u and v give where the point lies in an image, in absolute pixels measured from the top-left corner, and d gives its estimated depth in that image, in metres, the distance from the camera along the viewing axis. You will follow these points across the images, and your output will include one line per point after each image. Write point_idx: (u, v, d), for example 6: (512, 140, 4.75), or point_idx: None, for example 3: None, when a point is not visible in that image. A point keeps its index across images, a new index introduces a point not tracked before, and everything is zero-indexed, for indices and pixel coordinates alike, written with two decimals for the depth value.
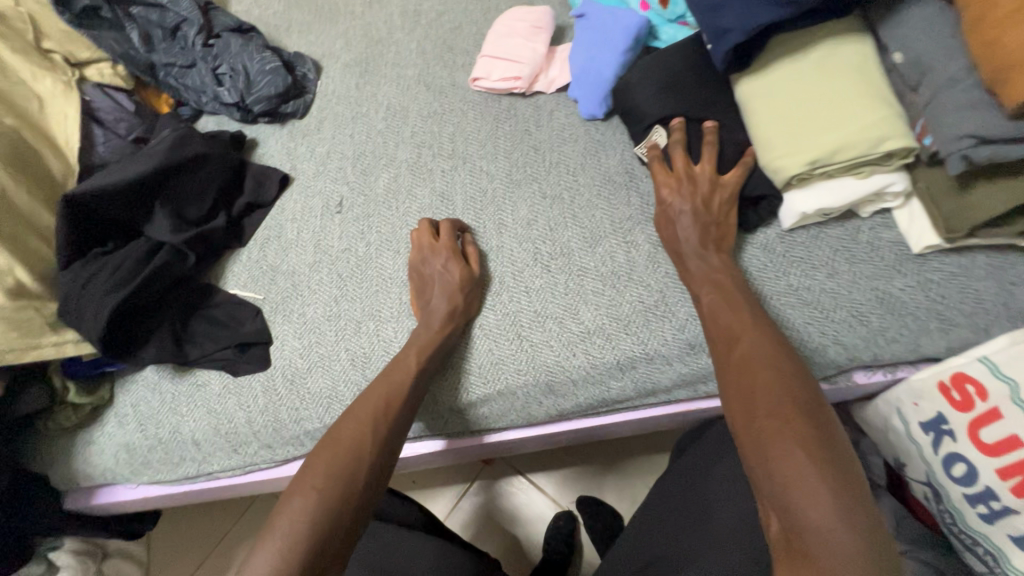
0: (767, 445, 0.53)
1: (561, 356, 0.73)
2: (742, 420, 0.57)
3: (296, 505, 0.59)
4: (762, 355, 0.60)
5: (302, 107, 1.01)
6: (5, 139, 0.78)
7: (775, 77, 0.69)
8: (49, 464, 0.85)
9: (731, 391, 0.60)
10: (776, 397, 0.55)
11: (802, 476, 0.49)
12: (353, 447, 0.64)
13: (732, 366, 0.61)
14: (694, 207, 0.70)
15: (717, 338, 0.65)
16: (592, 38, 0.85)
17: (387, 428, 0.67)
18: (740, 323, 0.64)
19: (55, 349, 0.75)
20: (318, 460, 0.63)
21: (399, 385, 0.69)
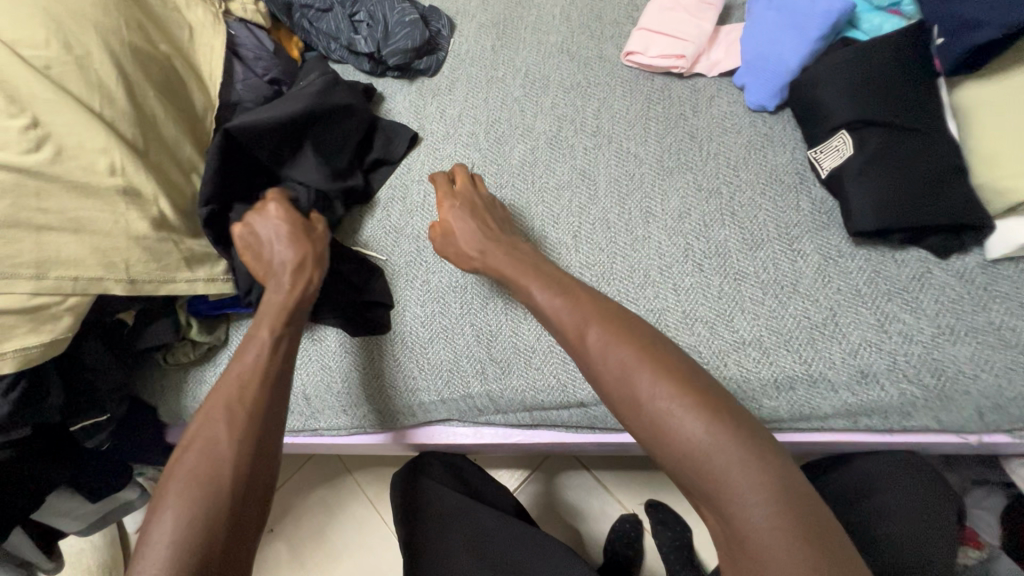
0: (668, 433, 0.49)
1: (712, 363, 0.67)
2: (629, 413, 0.52)
3: (163, 524, 0.49)
4: (615, 334, 0.54)
5: (434, 64, 0.96)
6: (157, 65, 0.77)
7: (1015, 86, 0.60)
8: (160, 396, 0.85)
9: (608, 385, 0.53)
10: (648, 374, 0.51)
11: (709, 448, 0.47)
12: (206, 445, 0.54)
13: (592, 358, 0.55)
14: (469, 209, 0.73)
15: (564, 333, 0.58)
16: (775, 21, 0.77)
17: (243, 425, 0.55)
18: (579, 311, 0.57)
19: (187, 286, 0.73)
20: (176, 474, 0.53)
21: (230, 385, 0.58)
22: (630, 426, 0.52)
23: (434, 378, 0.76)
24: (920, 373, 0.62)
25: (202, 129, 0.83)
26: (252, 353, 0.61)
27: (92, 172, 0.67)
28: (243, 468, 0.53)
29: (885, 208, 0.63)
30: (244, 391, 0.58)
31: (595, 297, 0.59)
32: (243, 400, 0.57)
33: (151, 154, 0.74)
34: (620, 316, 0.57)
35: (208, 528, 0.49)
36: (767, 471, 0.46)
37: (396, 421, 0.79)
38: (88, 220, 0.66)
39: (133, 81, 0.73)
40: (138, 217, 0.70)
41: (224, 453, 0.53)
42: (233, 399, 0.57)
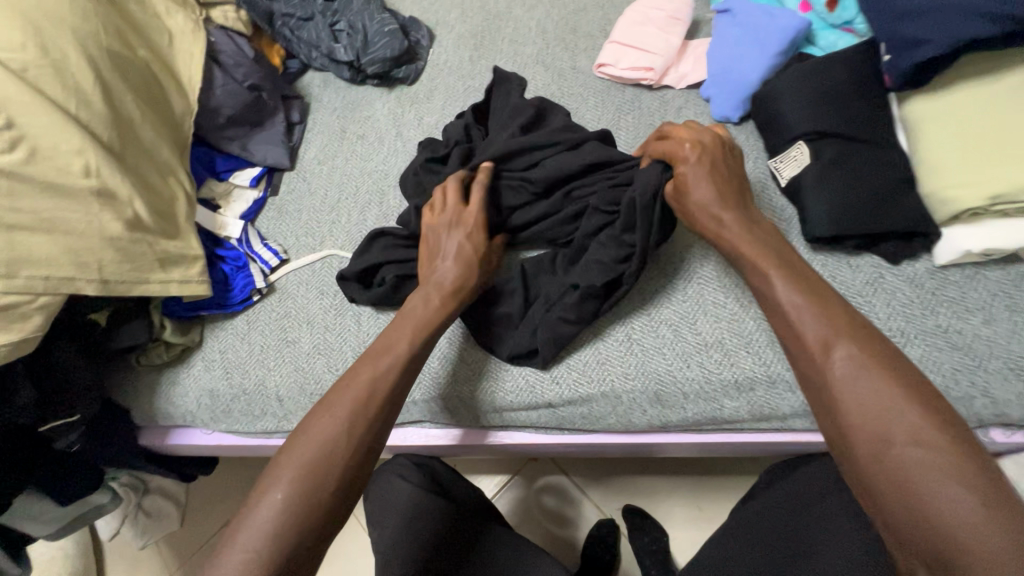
0: (913, 478, 0.45)
1: (674, 365, 0.69)
2: (868, 445, 0.48)
3: (269, 506, 0.54)
4: (873, 363, 0.51)
5: (413, 73, 0.98)
6: (136, 70, 0.79)
7: (955, 101, 0.64)
8: (133, 398, 0.85)
9: (855, 408, 0.49)
10: (911, 411, 0.47)
11: (956, 501, 0.43)
12: (321, 451, 0.57)
13: (834, 373, 0.51)
14: (713, 172, 0.66)
15: (807, 348, 0.54)
16: (738, 37, 0.81)
17: (354, 436, 0.58)
18: (836, 324, 0.53)
19: (161, 288, 0.74)
20: (288, 465, 0.57)
21: (357, 389, 0.60)
22: (848, 455, 0.49)
23: (512, 369, 0.73)
24: None
25: (181, 133, 0.84)
26: (386, 363, 0.63)
27: (66, 174, 0.68)
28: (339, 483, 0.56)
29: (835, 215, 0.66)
30: (370, 404, 0.60)
31: (852, 317, 0.55)
32: (368, 405, 0.60)
33: (127, 157, 0.75)
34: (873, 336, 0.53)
35: (300, 532, 0.54)
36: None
37: (461, 416, 0.76)
38: (61, 221, 0.67)
39: (111, 85, 0.75)
40: (112, 218, 0.70)
41: (334, 466, 0.57)
42: (359, 409, 0.59)
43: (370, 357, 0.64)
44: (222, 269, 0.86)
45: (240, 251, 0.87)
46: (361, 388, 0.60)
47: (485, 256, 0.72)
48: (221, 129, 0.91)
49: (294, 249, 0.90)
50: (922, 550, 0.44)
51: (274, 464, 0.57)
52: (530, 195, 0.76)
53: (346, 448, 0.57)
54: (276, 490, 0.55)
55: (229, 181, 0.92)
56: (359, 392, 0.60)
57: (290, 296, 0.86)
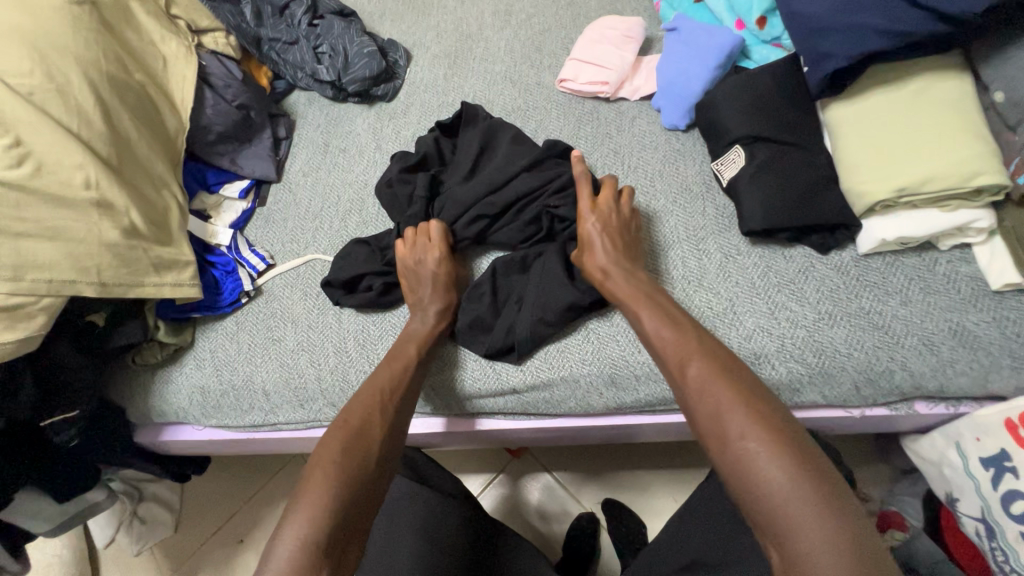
0: (747, 469, 0.50)
1: (628, 351, 0.75)
2: (715, 443, 0.54)
3: (327, 471, 0.59)
4: (717, 373, 0.57)
5: (391, 91, 1.05)
6: (133, 92, 0.86)
7: (867, 106, 0.71)
8: (129, 396, 0.91)
9: (703, 414, 0.56)
10: (743, 412, 0.53)
11: (778, 487, 0.49)
12: (359, 430, 0.65)
13: (692, 390, 0.58)
14: (607, 223, 0.75)
15: (667, 362, 0.62)
16: (683, 53, 0.88)
17: (387, 415, 0.68)
18: (682, 345, 0.62)
19: (155, 290, 0.80)
20: (333, 438, 0.63)
21: (380, 382, 0.71)
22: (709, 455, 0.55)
23: (479, 361, 0.79)
24: (804, 353, 0.71)
25: (174, 149, 0.91)
26: (401, 364, 0.73)
27: (68, 186, 0.75)
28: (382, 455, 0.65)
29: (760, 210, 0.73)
30: (393, 392, 0.70)
31: (699, 335, 0.62)
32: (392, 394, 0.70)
33: (125, 170, 0.82)
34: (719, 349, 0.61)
35: (358, 489, 0.60)
36: (841, 527, 0.46)
37: (435, 405, 0.82)
38: (63, 229, 0.73)
39: (110, 106, 0.82)
40: (110, 226, 0.77)
41: (373, 438, 0.65)
42: (385, 398, 0.69)
43: (387, 360, 0.73)
44: (212, 274, 0.91)
45: (229, 257, 0.94)
46: (385, 382, 0.71)
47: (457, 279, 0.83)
48: (212, 145, 0.98)
49: (281, 254, 0.96)
50: (761, 531, 0.50)
51: (320, 444, 0.63)
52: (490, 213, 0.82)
53: (379, 425, 0.66)
54: (324, 457, 0.61)
55: (220, 194, 0.99)
56: (382, 386, 0.70)
57: (276, 298, 0.92)
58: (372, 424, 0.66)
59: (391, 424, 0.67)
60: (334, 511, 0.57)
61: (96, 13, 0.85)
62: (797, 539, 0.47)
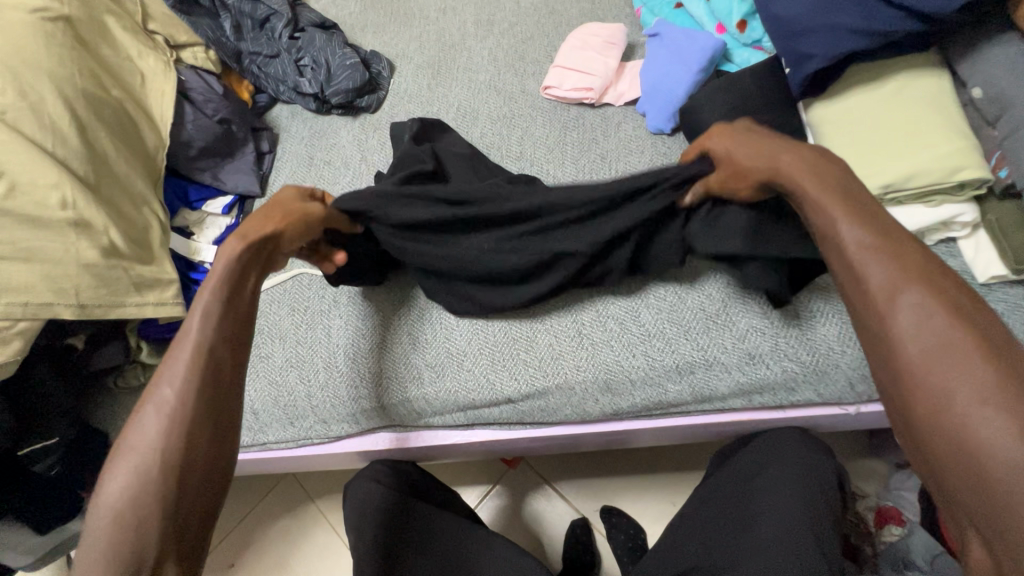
0: (977, 443, 0.39)
1: (621, 356, 0.75)
2: (925, 400, 0.43)
3: (107, 489, 0.50)
4: (947, 310, 0.44)
5: (375, 102, 1.04)
6: (110, 108, 0.84)
7: (848, 105, 0.71)
8: (111, 421, 0.88)
9: (914, 357, 0.44)
10: (984, 372, 0.41)
11: (1018, 471, 0.38)
12: (145, 421, 0.52)
13: (904, 329, 0.45)
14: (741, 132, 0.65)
15: (864, 295, 0.48)
16: (666, 57, 0.89)
17: (182, 401, 0.52)
18: (907, 272, 0.47)
19: (136, 309, 0.78)
20: (121, 442, 0.52)
21: (195, 354, 0.54)
22: (906, 406, 0.44)
23: (472, 371, 0.78)
24: (797, 352, 0.71)
25: (153, 165, 0.89)
26: (206, 322, 0.56)
27: (44, 206, 0.73)
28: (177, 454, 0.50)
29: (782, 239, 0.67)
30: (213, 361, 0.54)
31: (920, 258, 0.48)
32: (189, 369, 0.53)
33: (103, 189, 0.80)
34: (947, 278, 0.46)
35: (139, 511, 0.48)
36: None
37: (427, 417, 0.81)
38: (38, 249, 0.71)
39: (85, 122, 0.80)
40: (88, 246, 0.75)
41: (155, 438, 0.51)
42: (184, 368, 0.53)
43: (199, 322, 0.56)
44: (195, 291, 0.90)
45: None
46: (196, 342, 0.55)
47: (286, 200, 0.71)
48: (193, 161, 0.96)
49: None
50: (962, 510, 0.40)
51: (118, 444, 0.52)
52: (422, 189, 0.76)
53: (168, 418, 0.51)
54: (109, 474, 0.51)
55: (202, 210, 0.97)
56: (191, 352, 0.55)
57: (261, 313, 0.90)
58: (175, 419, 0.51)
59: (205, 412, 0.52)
60: (115, 530, 0.48)
61: (70, 29, 0.83)
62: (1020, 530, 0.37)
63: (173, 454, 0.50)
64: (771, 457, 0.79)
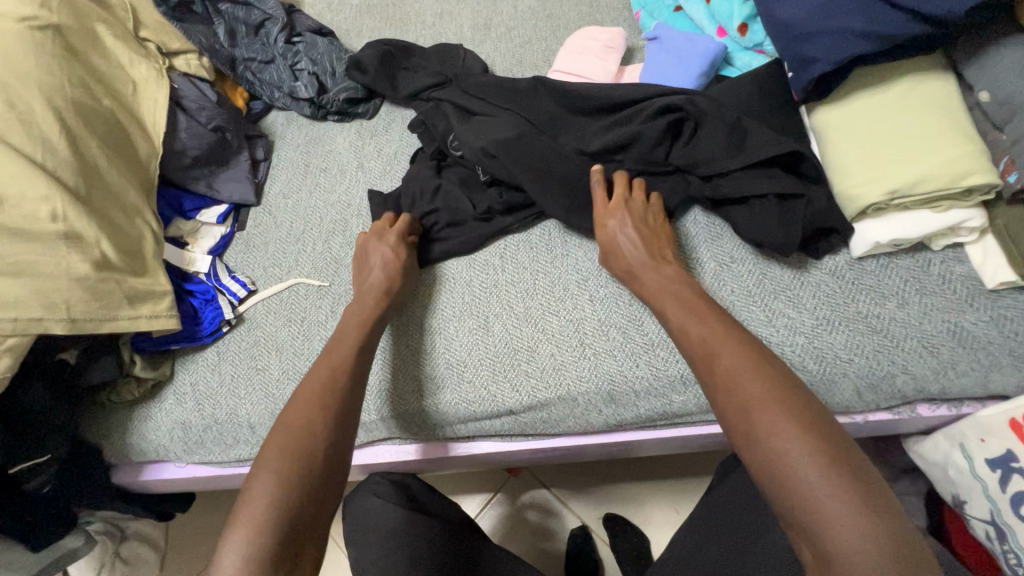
0: (779, 468, 0.47)
1: (625, 366, 0.74)
2: (742, 433, 0.51)
3: (265, 476, 0.55)
4: (751, 367, 0.53)
5: (372, 108, 1.03)
6: (101, 118, 0.83)
7: (853, 108, 0.70)
8: (105, 435, 0.86)
9: (729, 401, 0.53)
10: (777, 410, 0.49)
11: (811, 484, 0.46)
12: (293, 421, 0.59)
13: (720, 386, 0.54)
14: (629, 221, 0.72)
15: (696, 359, 0.58)
16: (667, 61, 0.88)
17: (330, 402, 0.61)
18: (716, 338, 0.57)
19: (130, 323, 0.76)
20: (275, 439, 0.58)
21: (321, 377, 0.64)
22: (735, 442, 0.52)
23: (473, 382, 0.77)
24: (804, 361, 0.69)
25: (146, 174, 0.88)
26: (342, 348, 0.68)
27: (33, 220, 0.71)
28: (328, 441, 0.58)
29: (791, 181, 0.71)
30: (337, 385, 0.63)
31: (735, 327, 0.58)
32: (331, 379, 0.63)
33: (94, 200, 0.78)
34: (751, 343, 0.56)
35: (303, 486, 0.54)
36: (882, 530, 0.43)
37: (421, 431, 0.79)
38: (28, 263, 0.70)
39: (76, 133, 0.78)
40: (79, 258, 0.73)
41: (316, 429, 0.59)
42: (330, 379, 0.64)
43: (327, 351, 0.68)
44: (191, 303, 0.88)
45: (208, 285, 0.90)
46: (333, 365, 0.66)
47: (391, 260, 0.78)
48: (187, 170, 0.95)
49: (262, 279, 0.93)
50: (787, 522, 0.47)
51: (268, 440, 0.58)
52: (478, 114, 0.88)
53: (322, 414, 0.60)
54: (262, 473, 0.55)
55: (196, 219, 0.96)
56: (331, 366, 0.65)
57: (259, 325, 0.89)
58: (313, 422, 0.59)
59: (340, 422, 0.60)
60: (277, 511, 0.52)
61: (59, 38, 0.81)
62: (822, 529, 0.45)
63: (315, 448, 0.57)
64: None
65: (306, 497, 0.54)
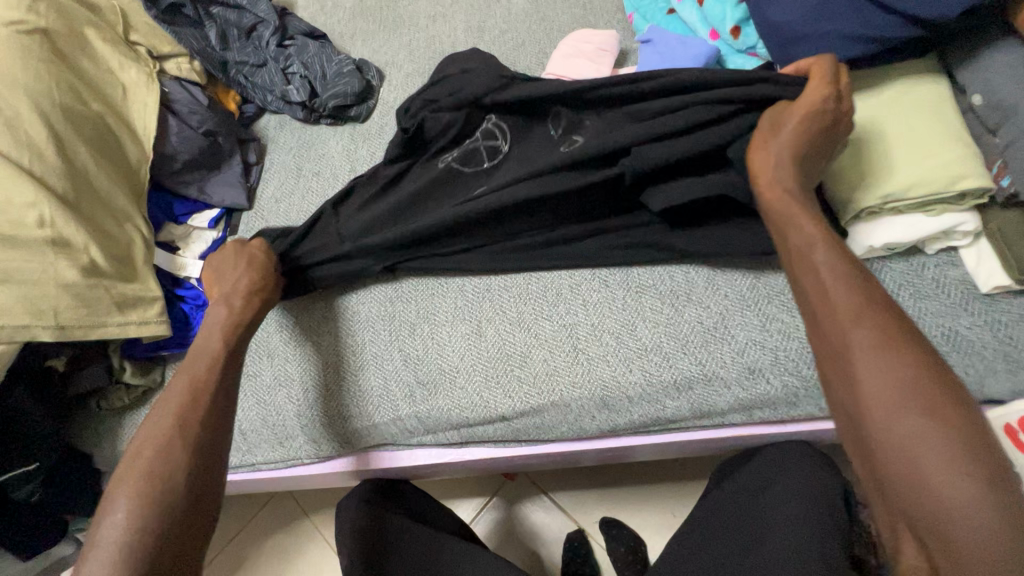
0: (911, 453, 0.44)
1: (618, 371, 0.73)
2: (875, 410, 0.47)
3: (117, 517, 0.54)
4: (889, 340, 0.48)
5: (365, 111, 1.02)
6: (90, 123, 0.82)
7: None
8: (94, 443, 0.85)
9: (865, 375, 0.48)
10: (917, 392, 0.46)
11: (943, 472, 0.43)
12: (155, 451, 0.58)
13: (850, 356, 0.49)
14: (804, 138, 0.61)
15: (826, 325, 0.52)
16: (660, 64, 0.87)
17: (188, 426, 0.60)
18: (859, 300, 0.51)
19: (119, 330, 0.75)
20: (128, 474, 0.57)
21: (180, 397, 0.62)
22: (857, 417, 0.48)
23: (466, 389, 0.76)
24: (797, 366, 0.69)
25: (136, 179, 0.87)
26: (201, 364, 0.66)
27: (21, 225, 0.71)
28: (189, 465, 0.57)
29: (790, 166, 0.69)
30: (198, 405, 0.62)
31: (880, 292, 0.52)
32: (192, 402, 0.61)
33: (83, 206, 0.77)
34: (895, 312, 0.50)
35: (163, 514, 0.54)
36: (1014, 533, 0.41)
37: (388, 440, 0.80)
38: (15, 270, 0.69)
39: (64, 138, 0.78)
40: (67, 265, 0.72)
41: (173, 456, 0.57)
42: (185, 402, 0.61)
43: (186, 366, 0.66)
44: (181, 309, 0.87)
45: (199, 290, 0.90)
46: (185, 381, 0.64)
47: (260, 264, 0.76)
48: (178, 174, 0.94)
49: None
50: (898, 506, 0.45)
51: (117, 477, 0.57)
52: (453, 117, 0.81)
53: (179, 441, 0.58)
54: (116, 510, 0.54)
55: (188, 224, 0.95)
56: (184, 387, 0.63)
57: None
58: (170, 441, 0.58)
59: (202, 445, 0.59)
60: (130, 547, 0.52)
61: (47, 42, 0.81)
62: (948, 519, 0.42)
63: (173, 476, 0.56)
64: (773, 472, 0.77)
65: (161, 523, 0.54)
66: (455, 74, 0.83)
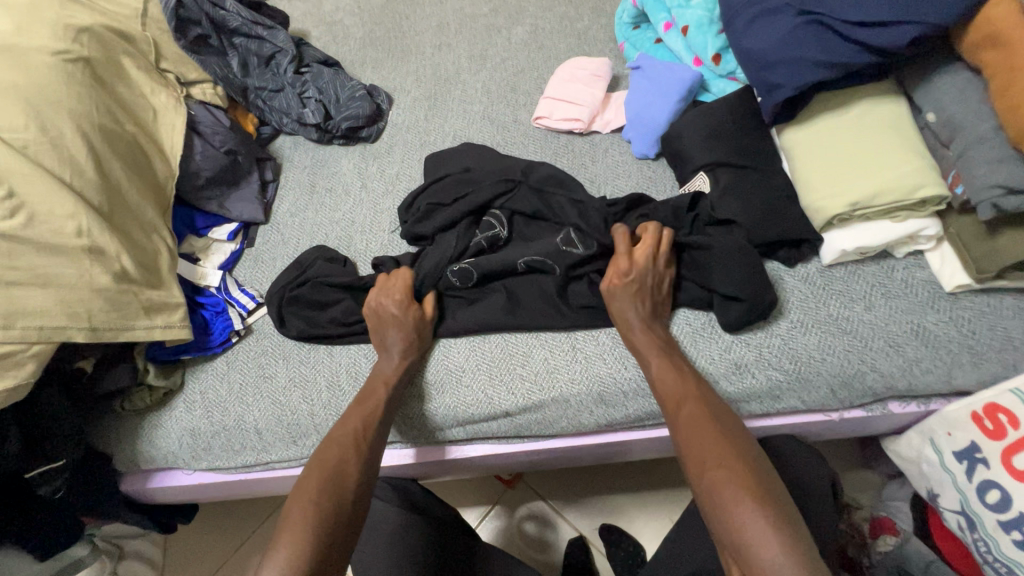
0: (721, 494, 0.59)
1: (614, 369, 0.79)
2: (696, 466, 0.63)
3: (298, 522, 0.63)
4: (706, 413, 0.66)
5: (376, 132, 1.10)
6: (124, 142, 0.89)
7: (818, 128, 0.77)
8: (115, 444, 0.89)
9: (692, 439, 0.65)
10: (721, 451, 0.62)
11: (743, 509, 0.57)
12: (336, 465, 0.69)
13: (681, 423, 0.66)
14: (641, 288, 0.75)
15: (665, 400, 0.69)
16: (649, 88, 0.95)
17: (361, 450, 0.71)
18: (682, 385, 0.69)
19: (145, 332, 0.81)
20: (308, 482, 0.67)
21: (351, 426, 0.73)
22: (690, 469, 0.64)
23: (471, 388, 0.81)
24: (780, 361, 0.74)
25: (163, 195, 0.93)
26: (372, 402, 0.75)
27: (60, 234, 0.76)
28: (358, 489, 0.69)
29: (745, 284, 0.74)
30: (366, 433, 0.73)
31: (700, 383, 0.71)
32: (363, 429, 0.73)
33: (116, 217, 0.84)
34: (712, 397, 0.69)
35: (338, 520, 0.65)
36: (801, 548, 0.53)
37: (399, 436, 0.83)
38: (54, 276, 0.74)
39: (101, 156, 0.84)
40: (101, 271, 0.78)
41: (350, 473, 0.69)
42: (357, 436, 0.72)
43: (358, 403, 0.76)
44: (202, 315, 0.93)
45: (219, 298, 0.95)
46: (357, 407, 0.75)
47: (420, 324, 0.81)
48: (201, 190, 1.00)
49: None
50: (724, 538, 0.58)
51: (297, 488, 0.68)
52: (466, 216, 0.87)
53: (353, 470, 0.69)
54: (293, 516, 0.64)
55: (208, 237, 1.01)
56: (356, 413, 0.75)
57: (267, 335, 0.94)
58: (348, 462, 0.70)
59: (366, 470, 0.71)
60: (311, 552, 0.61)
61: (88, 69, 0.88)
62: (750, 545, 0.55)
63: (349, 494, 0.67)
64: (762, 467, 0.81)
65: (331, 533, 0.64)
66: (454, 178, 0.91)
